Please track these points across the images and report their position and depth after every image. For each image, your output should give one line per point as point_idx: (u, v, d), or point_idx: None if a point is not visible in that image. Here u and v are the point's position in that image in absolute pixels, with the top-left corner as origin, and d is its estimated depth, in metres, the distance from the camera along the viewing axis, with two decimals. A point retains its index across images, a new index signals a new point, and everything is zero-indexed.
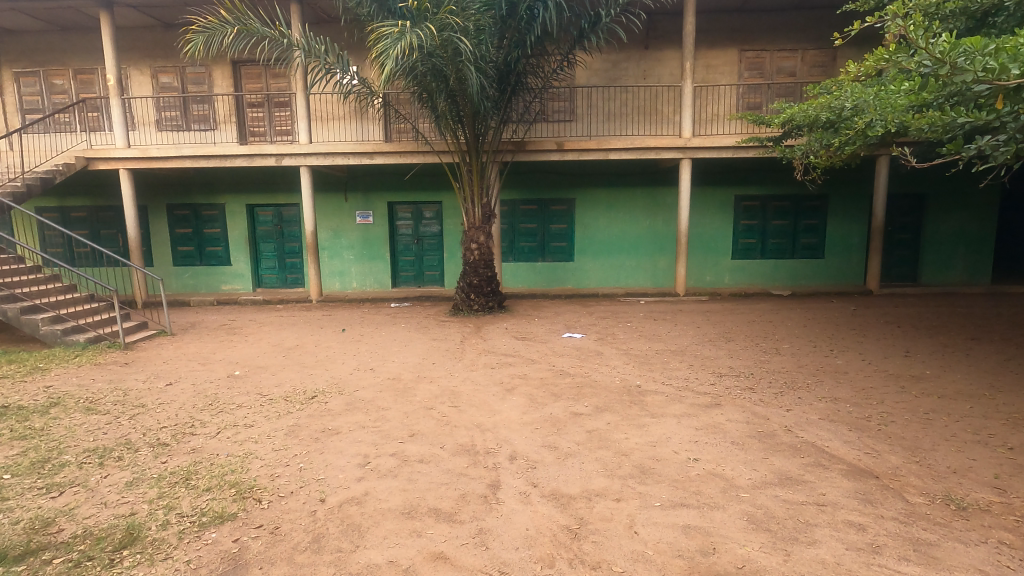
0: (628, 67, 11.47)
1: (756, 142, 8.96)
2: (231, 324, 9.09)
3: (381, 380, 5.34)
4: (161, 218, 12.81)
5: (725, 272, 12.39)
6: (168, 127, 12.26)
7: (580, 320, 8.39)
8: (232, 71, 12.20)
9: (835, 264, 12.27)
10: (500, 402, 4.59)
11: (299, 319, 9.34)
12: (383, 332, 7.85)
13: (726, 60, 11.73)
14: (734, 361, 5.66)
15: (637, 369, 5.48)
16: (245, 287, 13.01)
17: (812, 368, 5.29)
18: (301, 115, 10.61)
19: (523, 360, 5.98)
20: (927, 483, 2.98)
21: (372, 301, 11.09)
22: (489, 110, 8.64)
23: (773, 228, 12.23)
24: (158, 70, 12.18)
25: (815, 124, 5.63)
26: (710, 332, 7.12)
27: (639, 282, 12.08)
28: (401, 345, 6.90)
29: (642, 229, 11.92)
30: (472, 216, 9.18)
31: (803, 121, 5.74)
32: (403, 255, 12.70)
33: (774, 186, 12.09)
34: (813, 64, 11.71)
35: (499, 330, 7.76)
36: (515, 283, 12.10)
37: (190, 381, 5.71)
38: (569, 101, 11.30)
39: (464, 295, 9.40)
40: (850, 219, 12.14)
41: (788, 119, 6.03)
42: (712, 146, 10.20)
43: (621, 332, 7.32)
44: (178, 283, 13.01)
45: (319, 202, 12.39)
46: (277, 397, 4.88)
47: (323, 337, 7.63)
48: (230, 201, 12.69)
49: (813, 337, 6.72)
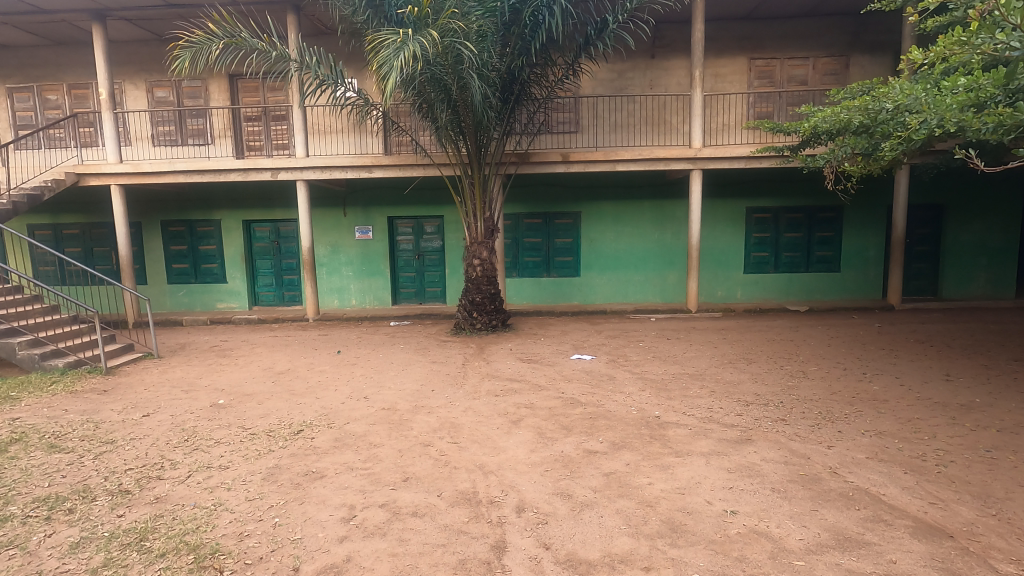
0: (634, 77, 11.14)
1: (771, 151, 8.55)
2: (222, 345, 8.67)
3: (376, 411, 4.90)
4: (156, 235, 12.49)
5: (737, 287, 11.95)
6: (163, 142, 12.02)
7: (589, 339, 7.95)
8: (228, 85, 11.96)
9: (852, 277, 11.82)
10: (505, 438, 4.14)
11: (294, 339, 8.92)
12: (381, 353, 7.41)
13: (735, 69, 11.42)
14: (759, 387, 5.19)
15: (654, 397, 5.03)
16: (241, 305, 12.63)
17: (847, 395, 4.81)
18: (297, 128, 10.29)
19: (530, 386, 5.54)
20: (1014, 546, 2.52)
21: (371, 319, 10.67)
22: (492, 119, 8.29)
23: (786, 241, 11.81)
24: (153, 84, 11.93)
25: (846, 129, 5.20)
26: (729, 354, 6.63)
27: (648, 297, 11.63)
28: (400, 369, 6.46)
29: (650, 243, 11.51)
30: (475, 231, 8.79)
31: (833, 126, 5.32)
32: (403, 271, 12.32)
33: (787, 197, 11.68)
34: (825, 72, 11.37)
35: (503, 351, 7.31)
36: (519, 300, 11.67)
37: (169, 411, 5.28)
38: (574, 112, 11.02)
39: (466, 313, 8.97)
40: (867, 231, 11.71)
41: (815, 124, 5.61)
42: (724, 157, 9.82)
43: (634, 353, 6.87)
44: (172, 301, 12.63)
45: (317, 218, 12.05)
46: (258, 432, 4.42)
47: (316, 360, 7.20)
48: (226, 216, 12.38)
49: (841, 358, 6.25)
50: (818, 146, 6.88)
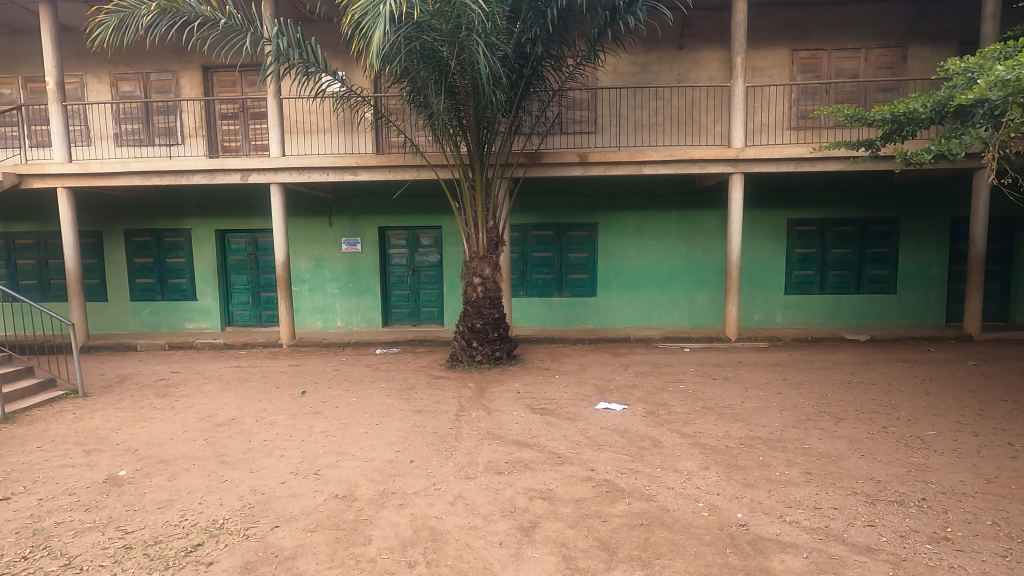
0: (659, 70, 9.77)
1: (838, 146, 7.07)
2: (168, 379, 7.17)
3: (325, 502, 3.39)
4: (119, 246, 11.12)
5: (777, 310, 10.42)
6: (127, 142, 10.75)
7: (615, 378, 6.41)
8: (202, 78, 10.68)
9: (909, 300, 10.27)
10: (512, 569, 2.64)
11: (257, 372, 7.43)
12: (355, 396, 5.89)
13: (775, 61, 10.01)
14: (873, 467, 3.67)
15: (727, 482, 3.50)
16: (213, 326, 11.19)
17: (1015, 487, 3.31)
18: (273, 123, 8.88)
19: (546, 457, 4.02)
20: None
21: (355, 345, 9.17)
22: (497, 108, 6.88)
23: (833, 258, 10.31)
24: (118, 77, 10.70)
25: (1017, 95, 4.22)
26: (803, 407, 5.10)
27: (674, 321, 10.10)
28: (374, 422, 4.94)
29: (677, 259, 10.01)
30: (476, 244, 7.31)
31: (1004, 83, 4.24)
32: (396, 288, 10.86)
33: (834, 208, 10.21)
34: (878, 65, 9.93)
35: (508, 396, 5.79)
36: (526, 322, 10.15)
37: (41, 491, 3.78)
38: (591, 109, 9.67)
39: (464, 342, 7.41)
40: (927, 248, 10.19)
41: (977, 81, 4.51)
42: (770, 159, 8.35)
43: (677, 402, 5.34)
44: (136, 320, 11.20)
45: (298, 227, 10.65)
46: (138, 546, 2.95)
47: (272, 404, 5.71)
48: (197, 225, 11.00)
49: (957, 415, 4.72)
50: (925, 127, 5.55)
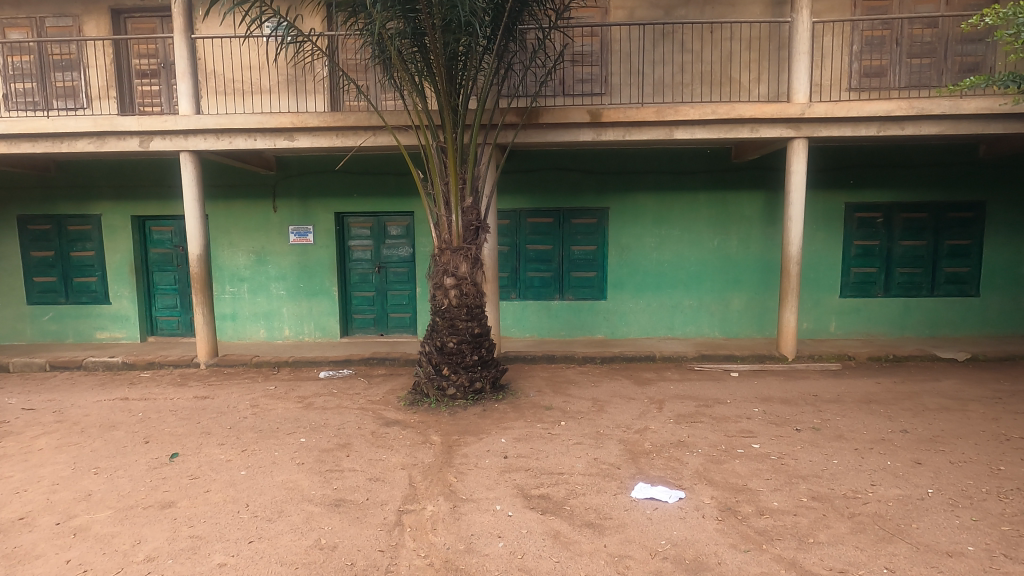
0: (686, 13, 7.65)
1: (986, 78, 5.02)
2: (5, 423, 5.00)
3: None
4: (12, 236, 8.94)
5: (830, 316, 8.35)
6: (17, 105, 8.52)
7: (650, 428, 4.32)
8: (111, 24, 8.46)
9: (996, 304, 8.25)
10: None
11: (139, 410, 5.26)
12: (248, 465, 3.74)
13: (834, 4, 7.90)
14: None
15: None
16: (130, 336, 9.00)
17: None
18: (183, 71, 6.68)
19: None
20: None
21: (294, 365, 7.01)
22: (474, 36, 4.78)
23: (901, 251, 8.26)
24: (6, 24, 8.47)
25: None
26: (988, 499, 3.02)
27: (702, 331, 8.02)
28: (249, 535, 2.82)
29: (709, 253, 7.92)
30: (447, 229, 5.19)
31: None
32: (358, 289, 8.72)
33: (905, 190, 8.15)
34: (963, 8, 7.84)
35: (488, 465, 3.68)
36: (519, 333, 8.05)
37: None
38: (601, 64, 7.55)
39: (431, 368, 5.28)
40: (1019, 239, 8.16)
41: None
42: (845, 119, 6.27)
43: (763, 485, 3.25)
44: (34, 328, 9.00)
45: (234, 212, 8.47)
46: None
47: (111, 480, 3.57)
48: (109, 210, 8.81)
49: None
50: None
